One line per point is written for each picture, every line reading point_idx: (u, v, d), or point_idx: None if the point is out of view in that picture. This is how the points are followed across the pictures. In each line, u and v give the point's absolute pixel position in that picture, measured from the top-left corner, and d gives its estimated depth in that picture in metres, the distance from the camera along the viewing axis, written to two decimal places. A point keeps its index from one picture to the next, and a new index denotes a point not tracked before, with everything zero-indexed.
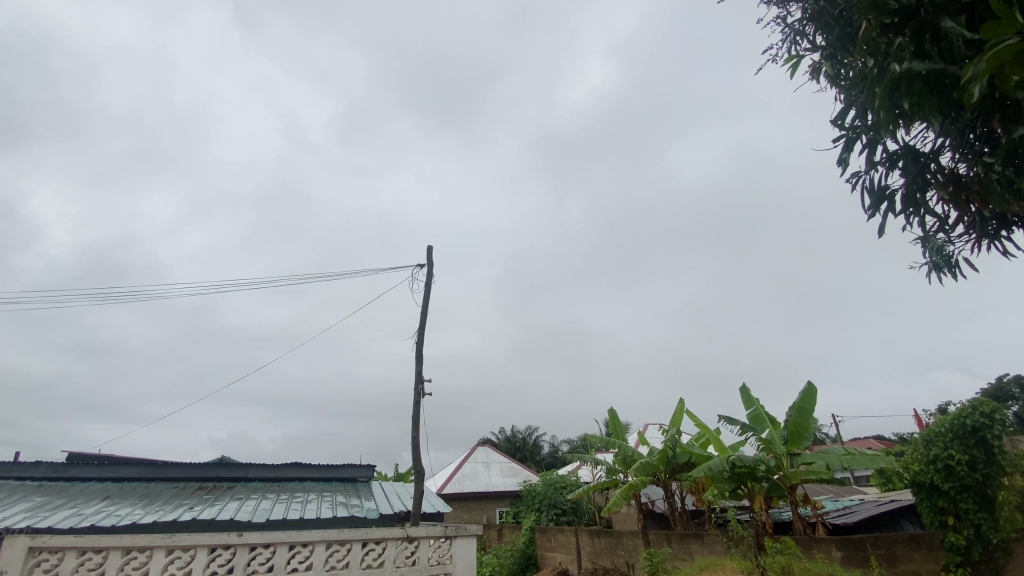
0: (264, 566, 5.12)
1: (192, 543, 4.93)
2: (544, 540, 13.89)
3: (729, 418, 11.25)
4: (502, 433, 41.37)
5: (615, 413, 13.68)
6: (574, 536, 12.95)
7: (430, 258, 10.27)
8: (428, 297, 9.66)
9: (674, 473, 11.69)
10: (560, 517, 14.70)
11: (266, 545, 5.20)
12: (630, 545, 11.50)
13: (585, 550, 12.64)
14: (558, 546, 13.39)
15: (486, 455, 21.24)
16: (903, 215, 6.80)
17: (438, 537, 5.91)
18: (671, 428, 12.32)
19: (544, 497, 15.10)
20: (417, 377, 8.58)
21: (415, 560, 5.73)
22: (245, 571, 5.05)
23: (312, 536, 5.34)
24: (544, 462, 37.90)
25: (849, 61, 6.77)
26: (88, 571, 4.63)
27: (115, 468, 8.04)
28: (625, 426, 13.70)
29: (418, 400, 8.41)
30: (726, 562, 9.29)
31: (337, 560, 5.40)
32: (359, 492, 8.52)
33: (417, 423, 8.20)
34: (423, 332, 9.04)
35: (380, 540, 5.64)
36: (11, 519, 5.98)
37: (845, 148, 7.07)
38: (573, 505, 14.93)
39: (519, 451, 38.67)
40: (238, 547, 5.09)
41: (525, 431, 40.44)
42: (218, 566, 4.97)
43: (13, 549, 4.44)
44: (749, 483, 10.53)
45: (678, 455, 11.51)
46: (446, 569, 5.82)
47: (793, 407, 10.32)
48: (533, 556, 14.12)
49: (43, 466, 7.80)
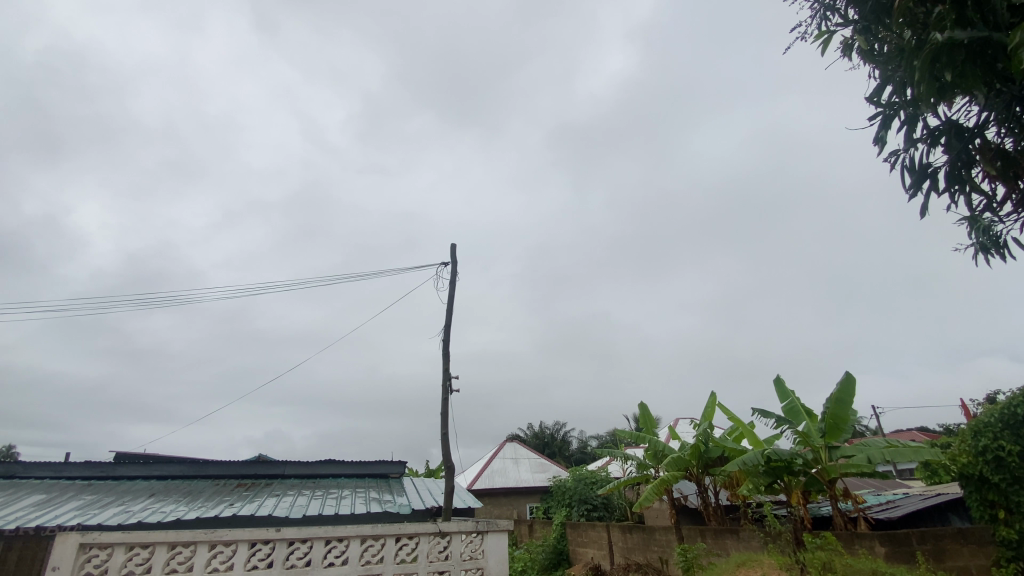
0: (303, 560, 5.25)
1: (233, 538, 5.09)
2: (575, 535, 13.85)
3: (764, 411, 10.97)
4: (530, 429, 41.46)
5: (646, 408, 13.50)
6: (606, 531, 12.87)
7: (454, 256, 10.33)
8: (454, 293, 9.74)
9: (707, 468, 11.49)
10: (591, 513, 14.63)
11: (304, 540, 5.32)
12: (663, 541, 11.34)
13: (617, 545, 12.55)
14: (590, 542, 13.33)
15: (515, 451, 21.29)
16: (948, 193, 6.48)
17: (470, 532, 5.93)
18: (703, 421, 12.10)
19: (574, 493, 15.05)
20: (445, 374, 8.64)
21: (447, 554, 5.78)
22: (284, 565, 5.17)
23: (347, 532, 5.44)
24: (573, 457, 37.90)
25: (883, 35, 6.51)
26: (137, 565, 4.83)
27: (159, 467, 8.36)
28: (656, 420, 13.49)
29: (447, 397, 8.49)
30: (764, 558, 9.07)
31: (371, 554, 5.48)
32: (392, 488, 8.67)
33: (445, 419, 8.28)
34: (449, 329, 9.12)
35: (413, 535, 5.70)
36: (64, 516, 6.27)
37: (883, 126, 6.79)
38: (604, 501, 14.83)
39: (547, 446, 38.65)
40: (277, 542, 5.22)
41: (552, 426, 40.42)
42: (259, 560, 5.12)
43: (67, 545, 4.66)
44: (786, 477, 10.28)
45: (710, 449, 11.30)
46: (478, 563, 5.85)
47: (831, 398, 10.01)
48: (565, 552, 14.08)
49: (92, 466, 8.17)
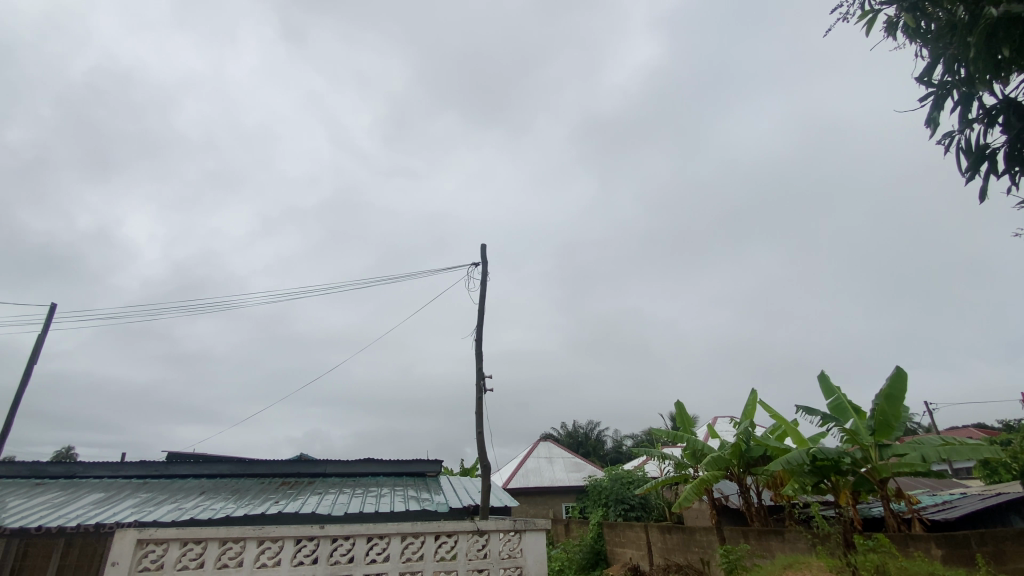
0: (346, 557, 5.35)
1: (279, 535, 5.23)
2: (612, 535, 13.70)
3: (808, 408, 10.59)
4: (563, 429, 41.25)
5: (682, 406, 13.23)
6: (644, 532, 12.67)
7: (484, 256, 10.37)
8: (485, 293, 9.79)
9: (748, 467, 11.17)
10: (629, 513, 14.43)
11: (346, 537, 5.42)
12: (704, 541, 11.08)
13: (656, 546, 12.34)
14: (628, 542, 13.15)
15: (549, 450, 21.23)
16: (1008, 175, 6.09)
17: (508, 530, 5.93)
18: (743, 420, 11.75)
19: (611, 492, 14.87)
20: (479, 374, 8.68)
21: (486, 552, 5.79)
22: (328, 561, 5.27)
23: (388, 529, 5.52)
24: (608, 456, 37.52)
25: (931, 11, 6.17)
26: (191, 560, 5.02)
27: (208, 465, 8.68)
28: (693, 419, 13.21)
29: (482, 396, 8.53)
30: (811, 560, 8.75)
31: (412, 552, 5.55)
32: (429, 486, 8.77)
33: (480, 419, 8.32)
34: (481, 328, 9.15)
35: (452, 533, 5.73)
36: (122, 514, 6.59)
37: (935, 107, 6.44)
38: (642, 500, 14.60)
39: (581, 446, 38.39)
40: (321, 539, 5.33)
41: (586, 426, 40.13)
42: (304, 556, 5.24)
43: (125, 541, 4.88)
44: (833, 477, 9.92)
45: (752, 448, 10.98)
46: (517, 562, 5.84)
47: (881, 394, 9.58)
48: (602, 551, 13.94)
49: (147, 465, 8.56)
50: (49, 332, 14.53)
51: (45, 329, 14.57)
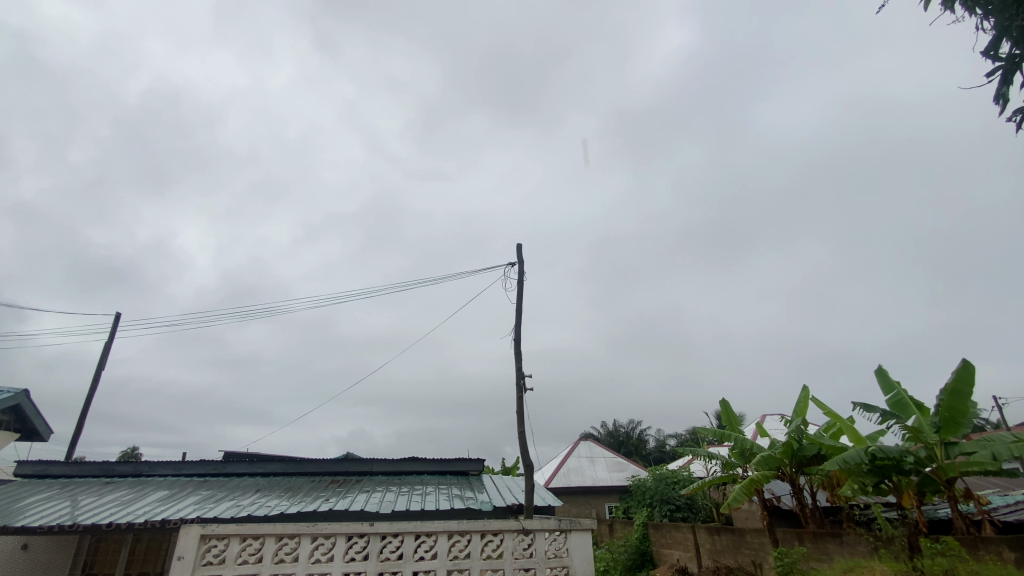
0: (395, 554, 5.45)
1: (332, 531, 5.38)
2: (658, 536, 13.42)
3: (866, 404, 10.08)
4: (604, 428, 40.80)
5: (728, 405, 12.84)
6: (692, 532, 12.37)
7: (520, 256, 10.37)
8: (523, 292, 9.80)
9: (801, 467, 10.73)
10: (675, 513, 14.10)
11: (395, 535, 5.52)
12: (755, 543, 10.73)
13: (705, 547, 12.01)
14: (674, 543, 12.85)
15: (590, 449, 21.07)
16: None
17: (553, 530, 5.90)
18: (795, 418, 11.28)
19: (656, 493, 14.58)
20: (518, 373, 8.69)
21: (532, 552, 5.77)
22: (378, 558, 5.38)
23: (435, 527, 5.58)
24: (651, 456, 36.89)
25: None
26: (251, 555, 5.23)
27: (262, 464, 9.03)
28: (740, 417, 12.79)
29: (522, 395, 8.54)
30: (874, 564, 8.31)
31: (458, 550, 5.59)
32: (473, 485, 8.82)
33: (521, 418, 8.32)
34: (520, 327, 9.16)
35: (497, 532, 5.75)
36: (185, 510, 6.94)
37: (1004, 82, 5.99)
38: (688, 501, 14.25)
39: (623, 445, 37.91)
40: (371, 536, 5.45)
41: (627, 425, 39.58)
42: (356, 553, 5.36)
43: (189, 536, 5.13)
44: (895, 477, 9.40)
45: (805, 447, 10.55)
46: (564, 562, 5.79)
47: (946, 389, 9.02)
48: (648, 552, 13.68)
49: (205, 463, 8.98)
50: (114, 339, 15.52)
51: (111, 336, 15.58)
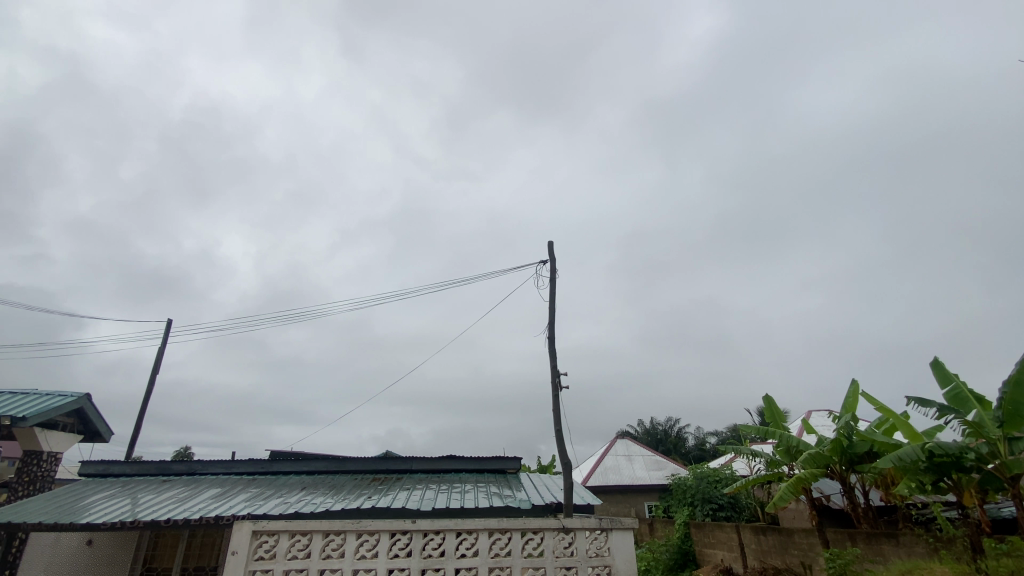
0: (437, 551, 5.51)
1: (376, 528, 5.49)
2: (701, 536, 13.13)
3: (921, 399, 9.59)
4: (641, 426, 40.22)
5: (772, 400, 12.45)
6: (736, 532, 12.04)
7: (552, 254, 10.32)
8: (556, 289, 9.76)
9: (852, 465, 10.29)
10: (718, 513, 13.76)
11: (437, 532, 5.59)
12: (804, 544, 10.36)
13: (750, 548, 11.68)
14: (718, 542, 12.54)
15: (627, 448, 20.84)
16: None
17: (593, 529, 5.85)
18: (845, 413, 10.84)
19: (697, 491, 14.28)
20: (553, 371, 8.65)
21: (573, 551, 5.73)
22: (421, 555, 5.45)
23: (475, 525, 5.62)
24: (690, 455, 36.12)
25: None
26: (300, 550, 5.38)
27: (307, 463, 9.30)
28: (785, 413, 12.38)
29: (558, 393, 8.50)
30: (935, 566, 7.88)
31: (500, 548, 5.61)
32: (511, 483, 8.84)
33: (558, 416, 8.29)
34: (554, 325, 9.14)
35: (538, 530, 5.74)
36: (236, 507, 7.21)
37: None
38: (731, 500, 13.88)
39: (661, 443, 37.29)
40: (414, 533, 5.53)
41: (665, 423, 38.92)
42: (399, 549, 5.45)
43: (242, 532, 5.33)
44: (954, 474, 8.90)
45: (855, 444, 10.13)
46: (605, 562, 5.72)
47: (1009, 381, 8.49)
48: (690, 552, 13.39)
49: (254, 462, 9.31)
50: (167, 344, 16.28)
51: (164, 342, 16.37)
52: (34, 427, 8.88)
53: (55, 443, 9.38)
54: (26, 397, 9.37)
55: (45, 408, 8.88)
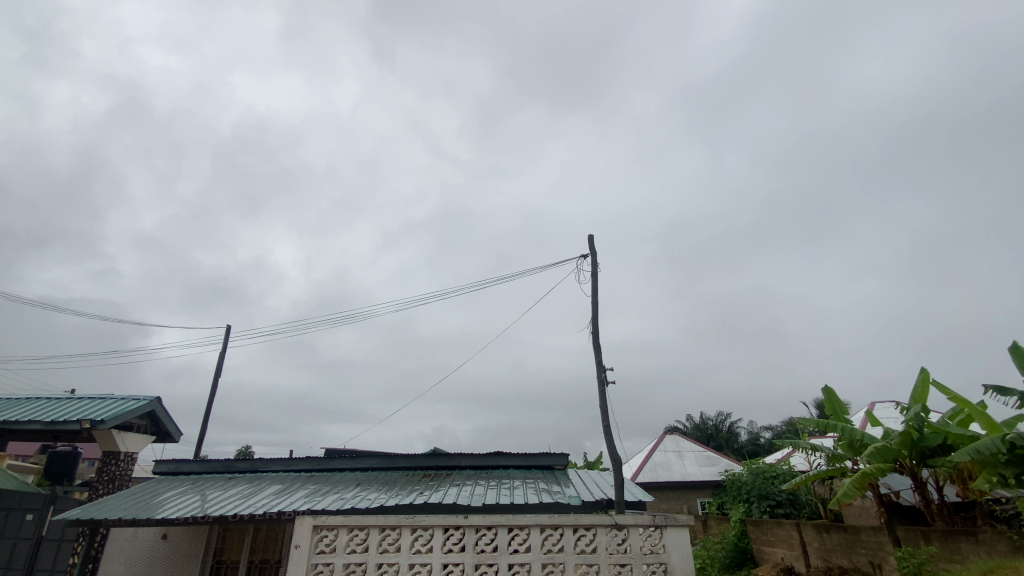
0: (490, 546, 5.56)
1: (430, 523, 5.57)
2: (759, 534, 12.66)
3: (1000, 388, 8.90)
4: (690, 421, 39.24)
5: (832, 392, 11.86)
6: (797, 530, 11.55)
7: (593, 247, 10.19)
8: (597, 283, 9.64)
9: (923, 459, 9.67)
10: (776, 510, 13.24)
11: (489, 527, 5.63)
12: (873, 542, 9.83)
13: (813, 546, 11.17)
14: (777, 541, 12.06)
15: (677, 443, 20.39)
16: None
17: (647, 526, 5.73)
18: (914, 404, 10.19)
19: (752, 488, 13.79)
20: (599, 368, 8.53)
21: (627, 547, 5.65)
22: (475, 550, 5.51)
23: (527, 520, 5.62)
24: (744, 450, 34.90)
25: None
26: (358, 545, 5.55)
27: (360, 460, 9.57)
28: (847, 405, 11.75)
29: (605, 388, 8.39)
30: (1021, 565, 7.32)
31: (552, 544, 5.59)
32: (559, 479, 8.82)
33: (605, 411, 8.18)
34: (597, 319, 9.03)
35: (590, 526, 5.69)
36: (296, 503, 7.50)
37: None
38: (790, 496, 13.31)
39: (712, 438, 36.27)
40: (467, 528, 5.59)
41: (715, 418, 37.82)
42: (453, 544, 5.52)
43: (304, 527, 5.53)
44: None
45: (926, 436, 9.52)
46: (661, 559, 5.60)
47: None
48: (748, 551, 12.95)
49: (311, 459, 9.67)
50: (227, 349, 17.17)
51: (224, 347, 17.27)
52: (112, 430, 9.54)
53: (131, 444, 10.04)
54: (104, 401, 10.07)
55: (120, 412, 9.52)
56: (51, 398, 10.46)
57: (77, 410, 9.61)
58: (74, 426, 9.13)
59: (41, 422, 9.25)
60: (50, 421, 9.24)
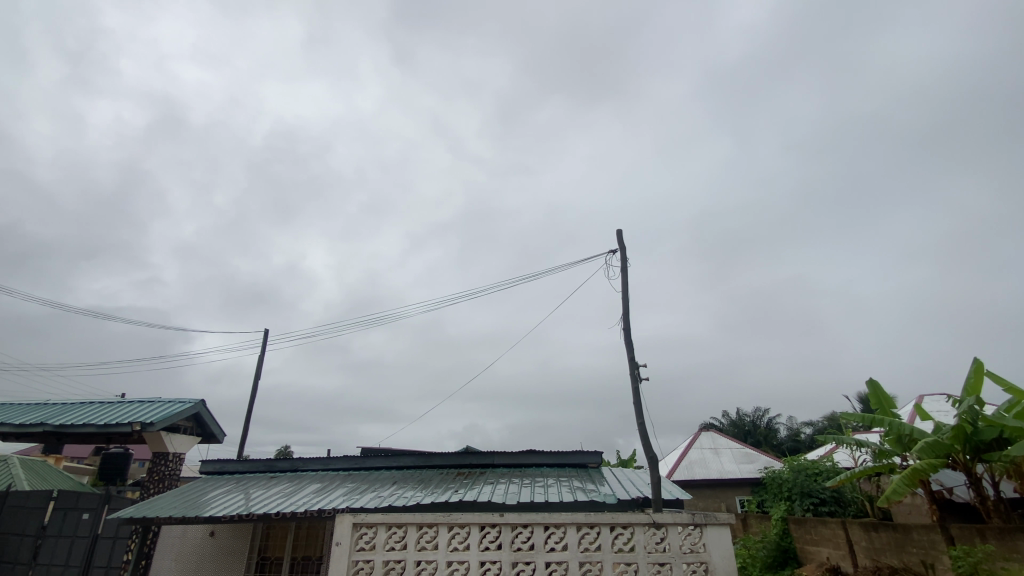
0: (527, 544, 5.55)
1: (466, 521, 5.61)
2: (802, 532, 12.27)
3: None
4: (727, 418, 38.40)
5: (877, 384, 11.39)
6: (843, 529, 11.14)
7: (621, 242, 10.05)
8: (627, 278, 9.51)
9: (978, 453, 9.20)
10: (819, 508, 12.81)
11: (525, 525, 5.62)
12: (924, 541, 9.41)
13: (860, 545, 10.76)
14: (822, 540, 11.66)
15: (713, 440, 19.97)
16: None
17: (686, 524, 5.62)
18: (966, 397, 9.69)
19: (794, 485, 13.39)
20: (632, 364, 8.41)
21: (666, 546, 5.55)
22: (511, 548, 5.52)
23: (563, 519, 5.59)
24: (784, 446, 33.92)
25: None
26: (396, 542, 5.62)
27: (395, 459, 9.71)
28: (894, 399, 11.27)
29: (638, 385, 8.27)
30: None
31: (589, 542, 5.54)
32: (593, 477, 8.75)
33: (638, 409, 8.07)
34: (629, 316, 8.90)
35: (627, 525, 5.62)
36: (336, 501, 7.67)
37: None
38: (835, 494, 12.84)
39: (750, 435, 35.40)
40: (503, 526, 5.59)
41: (752, 414, 36.89)
42: (489, 542, 5.54)
43: (344, 524, 5.65)
44: None
45: (981, 430, 9.05)
46: (701, 558, 5.48)
47: None
48: (791, 550, 12.58)
49: (348, 459, 9.86)
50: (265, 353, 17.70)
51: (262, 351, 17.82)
52: (161, 432, 9.95)
53: (179, 445, 10.46)
54: (153, 405, 10.52)
55: (168, 414, 9.92)
56: (104, 402, 10.98)
57: (128, 413, 10.07)
58: (126, 428, 9.56)
59: (96, 424, 9.73)
60: (104, 423, 9.71)
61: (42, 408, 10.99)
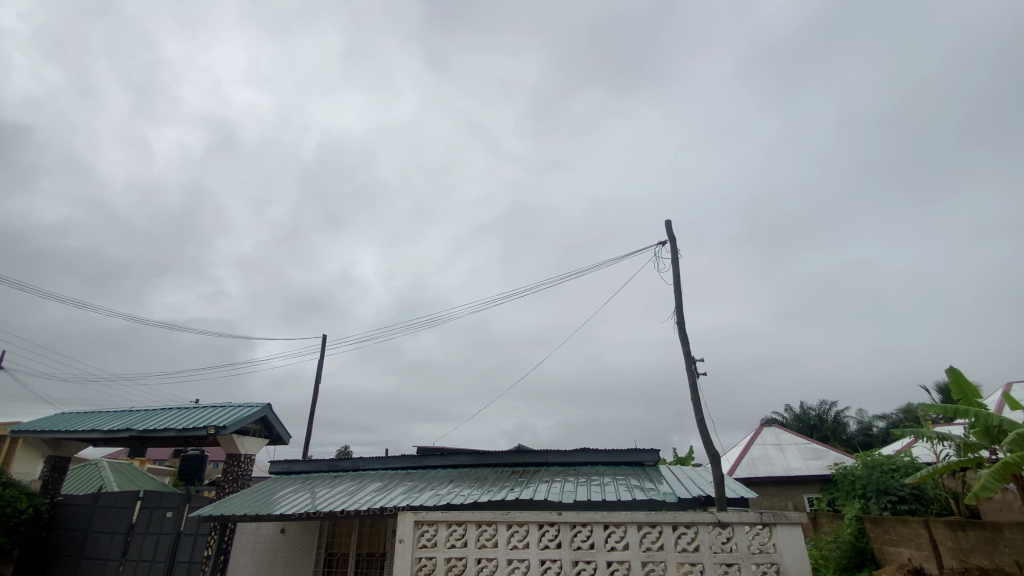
0: (587, 543, 5.49)
1: (525, 520, 5.61)
2: (880, 532, 11.53)
3: None
4: (790, 412, 36.71)
5: (958, 373, 10.55)
6: (926, 528, 10.39)
7: (670, 233, 9.77)
8: (678, 270, 9.23)
9: None
10: (898, 505, 12.00)
11: (584, 524, 5.56)
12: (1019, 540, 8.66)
13: (946, 546, 10.00)
14: (903, 540, 10.90)
15: (776, 436, 19.10)
16: None
17: (754, 524, 5.38)
18: None
19: (869, 483, 12.61)
20: (687, 359, 8.16)
21: (733, 546, 5.35)
22: (571, 546, 5.48)
23: (623, 517, 5.49)
24: (855, 441, 32.03)
25: None
26: (457, 540, 5.70)
27: (451, 458, 9.86)
28: (978, 387, 10.40)
29: (695, 379, 8.02)
30: None
31: (651, 542, 5.42)
32: (651, 475, 8.56)
33: (697, 404, 7.81)
34: (682, 309, 8.64)
35: (691, 524, 5.44)
36: (396, 499, 7.87)
37: None
38: (915, 491, 11.99)
39: (816, 429, 33.70)
40: (561, 525, 5.55)
41: (819, 408, 35.08)
42: (549, 541, 5.51)
43: (406, 522, 5.79)
44: None
45: None
46: (772, 559, 5.24)
47: None
48: (867, 551, 11.85)
49: (405, 458, 10.10)
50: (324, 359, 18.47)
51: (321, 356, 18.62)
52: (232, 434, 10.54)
53: (249, 447, 11.04)
54: (224, 409, 11.16)
55: (238, 418, 10.49)
56: (181, 408, 11.74)
57: (203, 418, 10.72)
58: (201, 431, 10.19)
59: (175, 428, 10.42)
60: (181, 427, 10.39)
61: (128, 415, 11.90)
